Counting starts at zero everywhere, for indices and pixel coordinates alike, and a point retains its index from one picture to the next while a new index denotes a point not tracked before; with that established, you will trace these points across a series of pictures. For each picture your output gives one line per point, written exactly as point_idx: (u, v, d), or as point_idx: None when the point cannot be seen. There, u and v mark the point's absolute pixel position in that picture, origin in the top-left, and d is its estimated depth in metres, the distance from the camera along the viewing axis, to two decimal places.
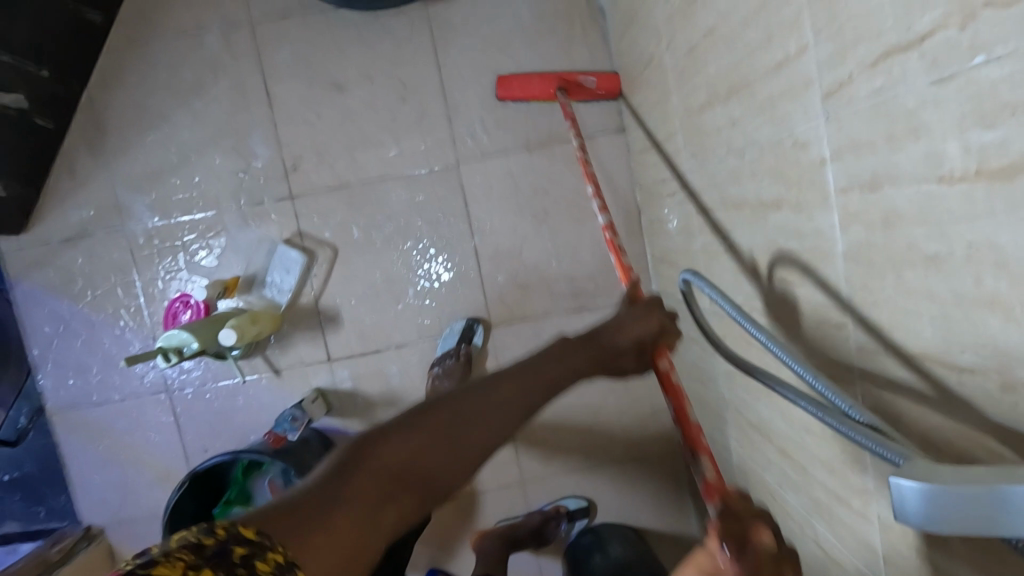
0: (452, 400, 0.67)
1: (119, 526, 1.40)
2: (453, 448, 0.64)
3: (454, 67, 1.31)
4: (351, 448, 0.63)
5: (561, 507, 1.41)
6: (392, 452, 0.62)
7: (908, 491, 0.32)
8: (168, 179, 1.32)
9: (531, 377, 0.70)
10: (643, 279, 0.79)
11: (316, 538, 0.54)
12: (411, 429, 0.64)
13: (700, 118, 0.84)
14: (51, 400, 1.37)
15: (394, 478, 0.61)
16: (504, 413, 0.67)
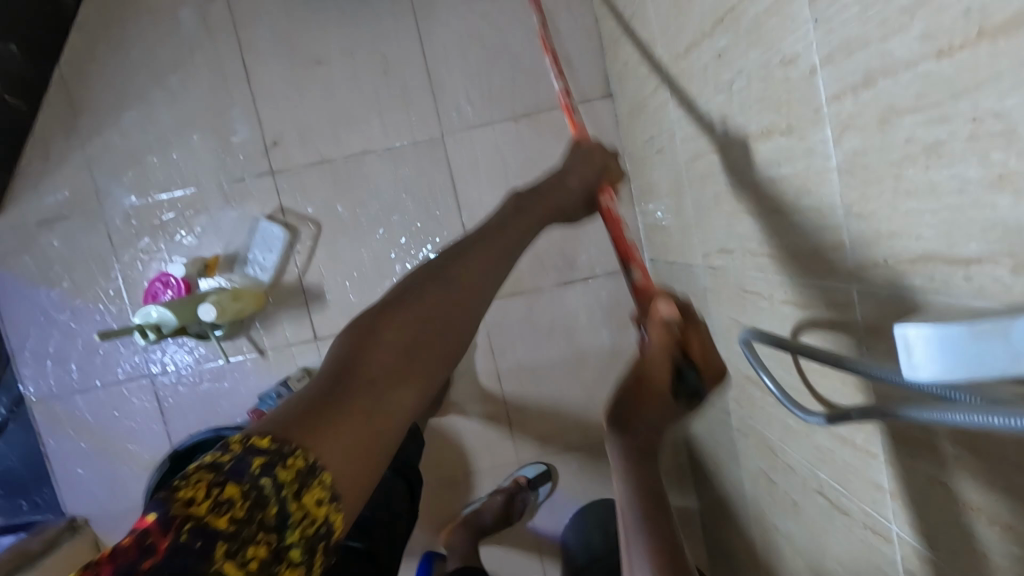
0: (453, 292, 0.57)
1: (104, 517, 1.36)
2: (450, 314, 0.56)
3: (435, 36, 1.27)
4: (344, 343, 0.52)
5: (521, 479, 1.35)
6: (397, 354, 0.52)
7: (918, 340, 0.28)
8: (145, 158, 1.29)
9: (496, 254, 0.63)
10: (588, 166, 0.76)
11: (332, 432, 0.45)
12: (407, 299, 0.55)
13: (686, 61, 0.81)
14: (31, 389, 1.33)
15: (408, 359, 0.52)
16: (477, 308, 0.59)
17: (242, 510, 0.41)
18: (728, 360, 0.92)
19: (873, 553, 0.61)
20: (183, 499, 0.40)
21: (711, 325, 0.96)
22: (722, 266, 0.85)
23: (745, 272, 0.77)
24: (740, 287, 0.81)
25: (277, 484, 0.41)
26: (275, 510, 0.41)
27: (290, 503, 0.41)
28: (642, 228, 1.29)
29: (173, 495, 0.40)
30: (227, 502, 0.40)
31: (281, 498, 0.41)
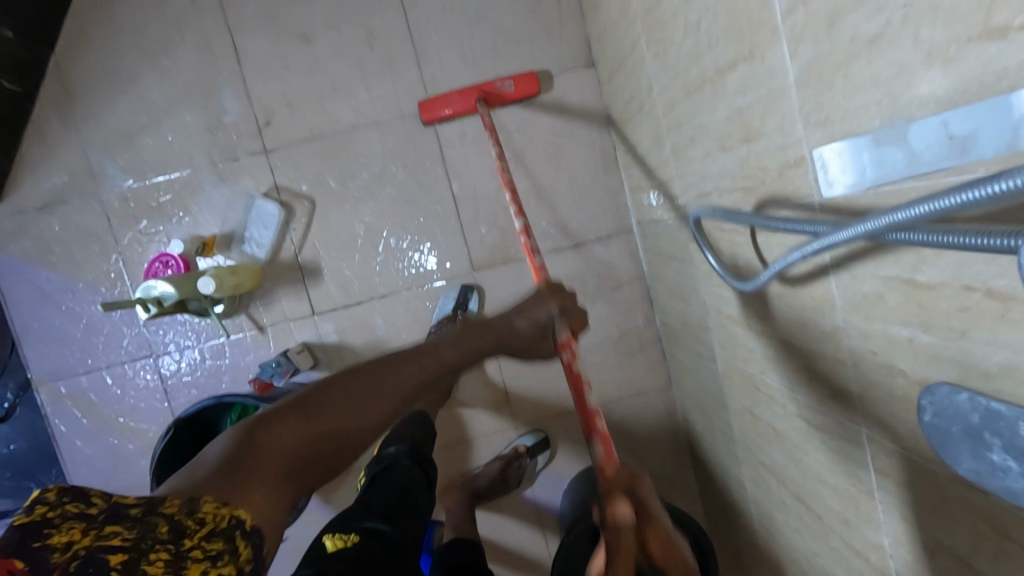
0: (363, 391, 0.75)
1: (112, 496, 1.39)
2: (347, 431, 0.71)
3: (419, 10, 1.30)
4: (242, 431, 0.65)
5: (519, 446, 1.35)
6: (301, 437, 0.67)
7: (918, 130, 0.39)
8: (140, 141, 1.31)
9: (380, 380, 0.77)
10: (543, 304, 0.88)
11: (244, 490, 0.58)
12: (313, 405, 0.71)
13: (659, 11, 0.84)
14: (36, 372, 1.36)
15: (305, 455, 0.67)
16: (383, 401, 0.76)
17: (129, 545, 0.48)
18: (710, 304, 0.95)
19: (847, 462, 0.63)
20: (61, 544, 0.47)
21: (695, 272, 0.99)
22: (701, 210, 0.88)
23: (722, 210, 0.79)
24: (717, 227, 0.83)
25: (167, 529, 0.50)
26: (167, 548, 0.49)
27: (186, 540, 0.51)
28: (628, 193, 1.32)
29: (46, 539, 0.47)
30: (106, 541, 0.48)
31: (179, 539, 0.50)
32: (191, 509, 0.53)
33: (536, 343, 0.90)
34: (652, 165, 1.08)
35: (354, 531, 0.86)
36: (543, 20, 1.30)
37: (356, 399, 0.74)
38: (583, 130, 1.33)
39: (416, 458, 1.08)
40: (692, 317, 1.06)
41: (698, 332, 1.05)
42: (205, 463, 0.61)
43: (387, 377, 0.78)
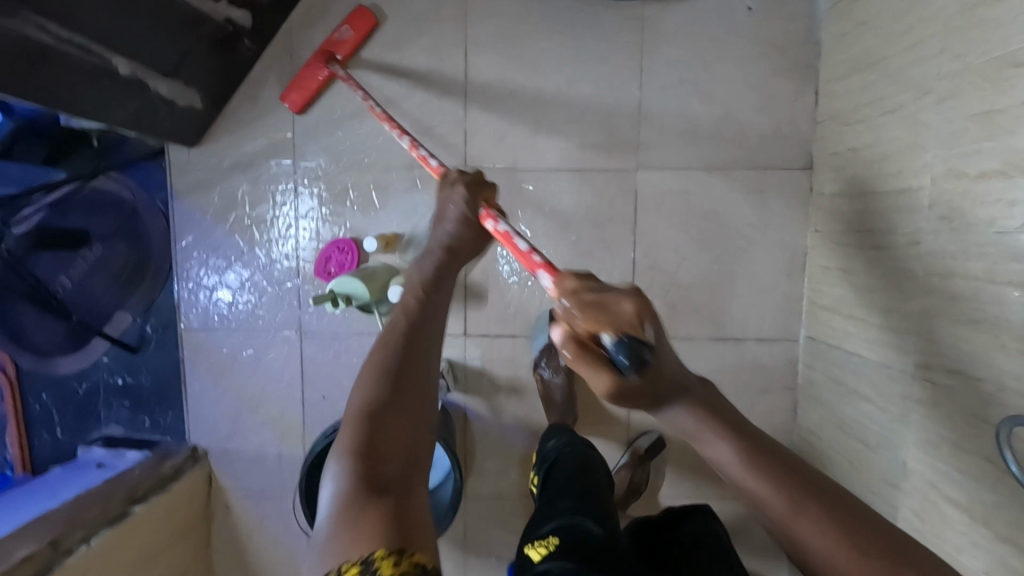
0: (398, 400, 0.64)
1: (222, 455, 1.40)
2: (399, 448, 0.61)
3: (655, 73, 1.28)
4: (347, 471, 0.59)
5: (637, 449, 1.35)
6: (395, 444, 0.62)
7: None
8: (347, 126, 1.31)
9: (404, 386, 0.65)
10: (445, 205, 0.88)
11: (365, 529, 0.54)
12: (379, 425, 0.62)
13: (975, 187, 0.82)
14: (185, 318, 1.37)
15: (405, 467, 0.61)
16: (400, 401, 0.64)
17: None
18: (915, 470, 0.94)
19: None
20: None
21: (901, 430, 0.98)
22: (952, 387, 0.86)
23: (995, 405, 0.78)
24: (973, 414, 0.82)
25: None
26: None
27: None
28: (806, 304, 1.31)
29: None
30: None
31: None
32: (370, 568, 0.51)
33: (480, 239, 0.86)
34: (872, 304, 1.07)
35: (554, 534, 0.85)
36: (772, 115, 1.28)
37: (399, 437, 0.62)
38: (781, 231, 1.31)
39: (570, 441, 1.12)
40: (873, 463, 1.06)
41: (877, 481, 1.04)
42: (320, 525, 0.57)
43: (398, 401, 0.64)
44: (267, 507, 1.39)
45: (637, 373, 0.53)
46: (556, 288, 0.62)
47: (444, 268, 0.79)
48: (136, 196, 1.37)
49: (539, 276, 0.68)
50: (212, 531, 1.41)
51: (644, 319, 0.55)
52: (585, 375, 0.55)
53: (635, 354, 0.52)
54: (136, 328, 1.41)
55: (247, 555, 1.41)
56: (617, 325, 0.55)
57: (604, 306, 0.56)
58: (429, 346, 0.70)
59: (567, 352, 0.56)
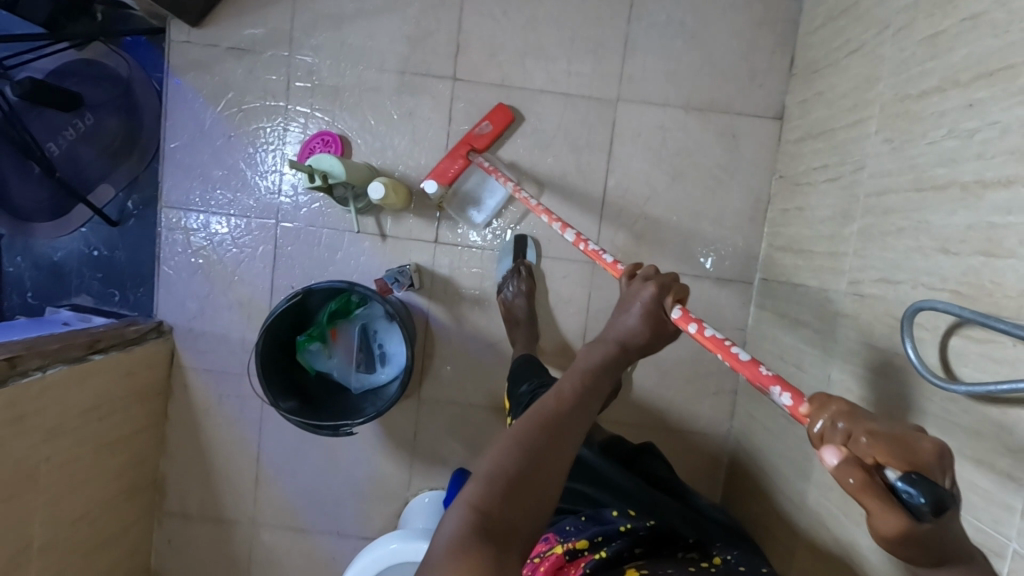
0: (527, 476, 0.69)
1: (187, 333, 1.43)
2: (531, 485, 0.69)
3: (644, 10, 1.34)
4: (477, 485, 0.68)
5: None
6: (514, 518, 0.66)
7: None
8: (345, 27, 1.36)
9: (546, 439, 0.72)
10: (636, 289, 0.90)
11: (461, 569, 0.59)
12: (521, 457, 0.70)
13: (914, 104, 0.88)
14: (167, 195, 1.41)
15: (529, 497, 0.68)
16: (547, 456, 0.71)
17: None
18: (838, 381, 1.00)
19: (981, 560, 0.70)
20: None
21: (831, 347, 1.04)
22: (876, 295, 0.92)
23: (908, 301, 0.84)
24: (890, 315, 0.88)
25: None
26: None
27: None
28: (764, 247, 1.37)
29: None
30: None
31: None
32: None
33: (658, 337, 0.88)
34: (819, 236, 1.12)
35: None
36: (750, 63, 1.34)
37: (535, 486, 0.69)
38: (747, 175, 1.36)
39: None
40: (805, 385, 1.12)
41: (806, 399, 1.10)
42: (436, 552, 0.63)
43: (547, 453, 0.71)
44: (226, 386, 1.44)
45: (935, 520, 0.48)
46: (821, 410, 0.57)
47: (617, 361, 0.86)
48: (132, 73, 1.41)
49: (775, 394, 0.69)
50: (170, 405, 1.45)
51: (945, 465, 0.51)
52: (870, 509, 0.50)
53: (938, 497, 0.47)
54: (118, 202, 1.45)
55: (201, 430, 1.46)
56: (909, 461, 0.50)
57: (905, 439, 0.51)
58: (577, 430, 0.75)
59: (851, 481, 0.50)
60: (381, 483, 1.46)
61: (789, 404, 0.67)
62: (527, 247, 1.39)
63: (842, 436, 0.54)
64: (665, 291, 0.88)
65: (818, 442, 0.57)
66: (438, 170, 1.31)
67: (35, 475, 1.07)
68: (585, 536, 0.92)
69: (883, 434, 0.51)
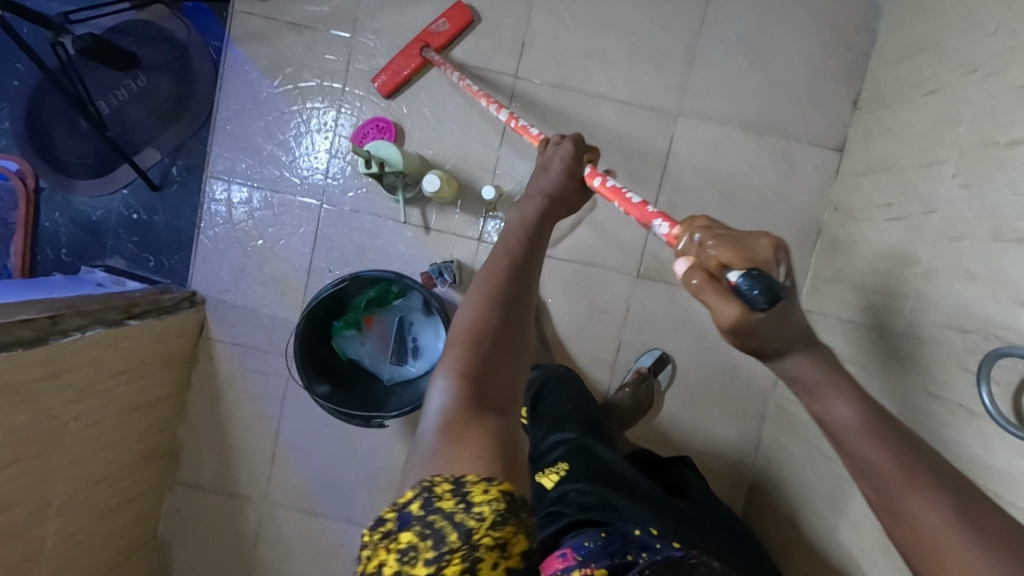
0: (501, 328, 0.67)
1: (219, 305, 1.42)
2: (505, 334, 0.67)
3: (715, 24, 1.32)
4: (459, 342, 0.65)
5: (642, 368, 1.38)
6: (497, 373, 0.64)
7: None
8: (409, 11, 1.34)
9: (507, 297, 0.70)
10: (570, 154, 0.95)
11: (468, 443, 0.57)
12: (488, 307, 0.68)
13: (999, 151, 0.86)
14: (214, 165, 1.39)
15: (502, 352, 0.66)
16: (513, 310, 0.69)
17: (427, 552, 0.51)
18: None
19: None
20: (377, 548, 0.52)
21: (882, 387, 1.02)
22: (940, 341, 0.90)
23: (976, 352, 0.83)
24: (954, 363, 0.86)
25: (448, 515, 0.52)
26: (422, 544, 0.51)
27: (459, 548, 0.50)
28: (808, 277, 1.35)
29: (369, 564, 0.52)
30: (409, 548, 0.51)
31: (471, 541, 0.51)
32: (457, 493, 0.53)
33: (574, 197, 0.94)
34: (875, 273, 1.10)
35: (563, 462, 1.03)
36: (816, 88, 1.32)
37: (510, 350, 0.67)
38: (800, 203, 1.34)
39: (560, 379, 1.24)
40: None
41: None
42: (431, 423, 0.60)
43: (517, 308, 0.69)
44: (251, 361, 1.42)
45: (765, 305, 0.55)
46: (688, 231, 0.67)
47: (549, 211, 0.87)
48: (190, 37, 1.39)
49: (656, 226, 0.81)
50: (193, 375, 1.43)
51: (779, 257, 0.59)
52: (711, 304, 0.57)
53: (770, 290, 0.55)
54: (162, 167, 1.43)
55: (222, 404, 1.44)
56: (751, 257, 0.58)
57: (742, 240, 0.59)
58: (530, 288, 0.74)
59: (693, 280, 0.59)
60: (396, 475, 1.44)
61: (666, 233, 0.79)
62: None
63: (704, 245, 0.63)
64: (574, 149, 0.95)
65: (682, 255, 0.67)
66: (387, 65, 1.32)
67: (64, 435, 1.05)
68: (603, 560, 0.78)
69: (732, 240, 0.60)
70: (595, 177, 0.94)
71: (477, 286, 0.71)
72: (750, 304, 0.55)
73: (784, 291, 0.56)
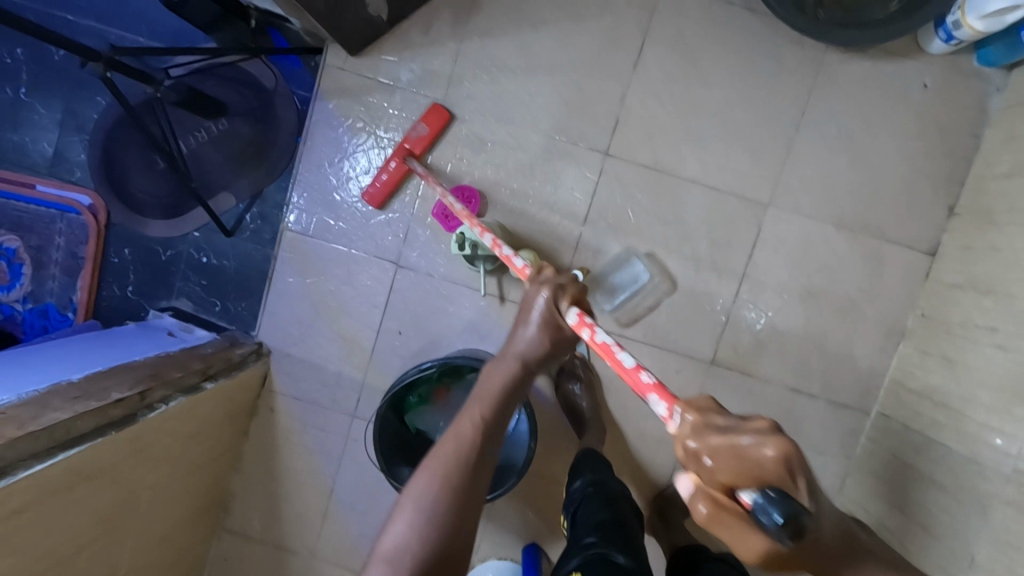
0: (460, 499, 0.69)
1: (285, 358, 1.40)
2: (456, 509, 0.68)
3: (816, 117, 1.30)
4: (411, 497, 0.69)
5: None
6: (450, 540, 0.67)
7: None
8: (506, 81, 1.33)
9: (465, 450, 0.72)
10: (556, 288, 0.83)
11: None
12: (447, 470, 0.70)
13: None
14: (293, 217, 1.38)
15: (455, 523, 0.68)
16: (471, 481, 0.71)
17: None
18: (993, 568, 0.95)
19: None
20: None
21: (988, 528, 0.99)
22: None
23: None
24: None
25: None
26: None
27: None
28: (888, 382, 1.32)
29: None
30: None
31: None
32: None
33: (559, 347, 0.84)
34: (979, 401, 1.08)
35: (578, 568, 0.88)
36: (913, 191, 1.30)
37: (464, 502, 0.69)
38: (887, 305, 1.31)
39: (596, 480, 1.07)
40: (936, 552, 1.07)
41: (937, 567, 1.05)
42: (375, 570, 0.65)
43: (474, 473, 0.71)
44: (311, 417, 1.40)
45: (792, 542, 0.52)
46: (682, 412, 0.60)
47: (521, 382, 0.82)
48: (277, 85, 1.37)
49: (651, 404, 0.66)
50: (251, 425, 1.41)
51: (792, 469, 0.54)
52: (728, 537, 0.56)
53: (795, 519, 0.51)
54: (236, 212, 1.40)
55: (279, 456, 1.42)
56: (759, 477, 0.54)
57: (745, 453, 0.54)
58: (495, 454, 0.75)
59: (701, 509, 0.56)
60: None
61: (663, 413, 0.64)
62: (575, 338, 1.35)
63: (693, 445, 0.57)
64: (563, 291, 0.83)
65: (679, 454, 0.60)
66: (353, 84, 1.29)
67: (138, 505, 1.03)
68: None
69: (734, 457, 0.55)
70: (580, 325, 0.79)
71: (440, 443, 0.73)
72: (759, 521, 0.53)
73: (807, 514, 0.52)
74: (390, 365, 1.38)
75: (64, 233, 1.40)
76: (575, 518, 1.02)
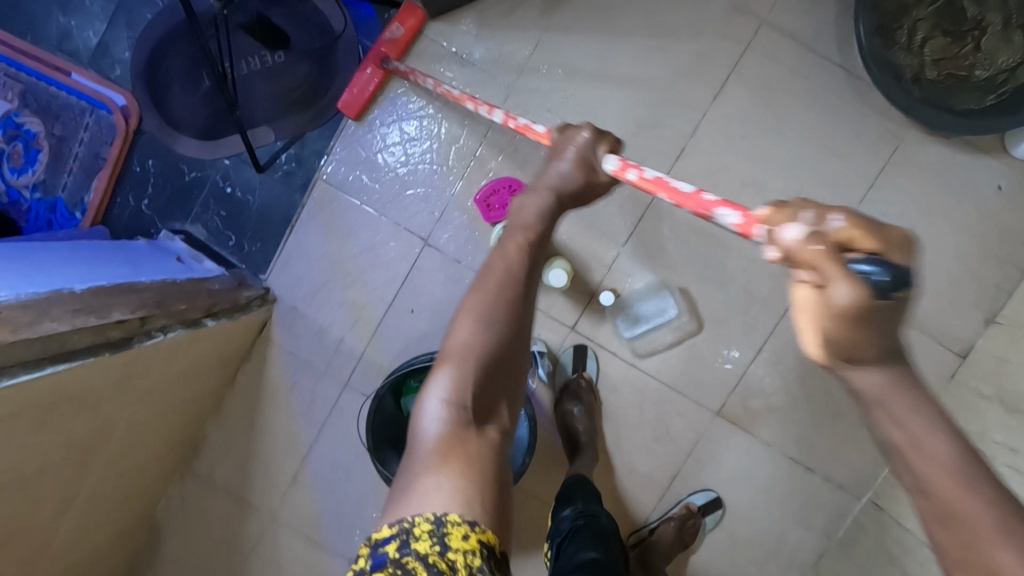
0: (505, 348, 0.68)
1: (289, 311, 1.35)
2: (498, 360, 0.67)
3: (881, 193, 1.26)
4: (455, 352, 0.66)
5: (692, 504, 1.30)
6: (490, 400, 0.66)
7: None
8: (579, 82, 1.28)
9: (503, 299, 0.69)
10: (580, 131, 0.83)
11: (461, 466, 0.60)
12: (488, 319, 0.68)
13: None
14: (330, 170, 1.33)
15: (498, 371, 0.67)
16: (515, 319, 0.69)
17: None
18: None
19: None
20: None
21: None
22: None
23: None
24: None
25: (422, 556, 0.54)
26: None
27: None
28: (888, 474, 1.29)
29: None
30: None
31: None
32: (437, 536, 0.55)
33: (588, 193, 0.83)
34: None
35: None
36: (958, 290, 1.27)
37: (506, 359, 0.68)
38: None
39: (587, 513, 1.04)
40: None
41: None
42: (421, 440, 0.63)
43: (516, 321, 0.69)
44: (302, 376, 1.35)
45: (890, 294, 0.43)
46: (776, 207, 0.54)
47: (553, 215, 0.80)
48: (345, 31, 1.31)
49: (720, 215, 0.62)
50: (240, 369, 1.36)
51: (909, 250, 0.47)
52: (823, 278, 0.45)
53: (898, 273, 0.43)
54: (272, 149, 1.34)
55: (261, 407, 1.37)
56: (883, 242, 0.46)
57: (874, 224, 0.47)
58: (532, 295, 0.72)
59: (812, 246, 0.46)
60: None
61: (732, 223, 0.61)
62: (588, 358, 1.31)
63: (802, 217, 0.49)
64: (596, 135, 0.83)
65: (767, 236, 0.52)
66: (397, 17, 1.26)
67: (112, 435, 0.97)
68: None
69: (861, 218, 0.47)
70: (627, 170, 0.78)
71: (472, 293, 0.70)
72: (874, 287, 0.43)
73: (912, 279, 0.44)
74: (394, 341, 1.33)
75: (89, 129, 1.34)
76: (563, 547, 1.00)
